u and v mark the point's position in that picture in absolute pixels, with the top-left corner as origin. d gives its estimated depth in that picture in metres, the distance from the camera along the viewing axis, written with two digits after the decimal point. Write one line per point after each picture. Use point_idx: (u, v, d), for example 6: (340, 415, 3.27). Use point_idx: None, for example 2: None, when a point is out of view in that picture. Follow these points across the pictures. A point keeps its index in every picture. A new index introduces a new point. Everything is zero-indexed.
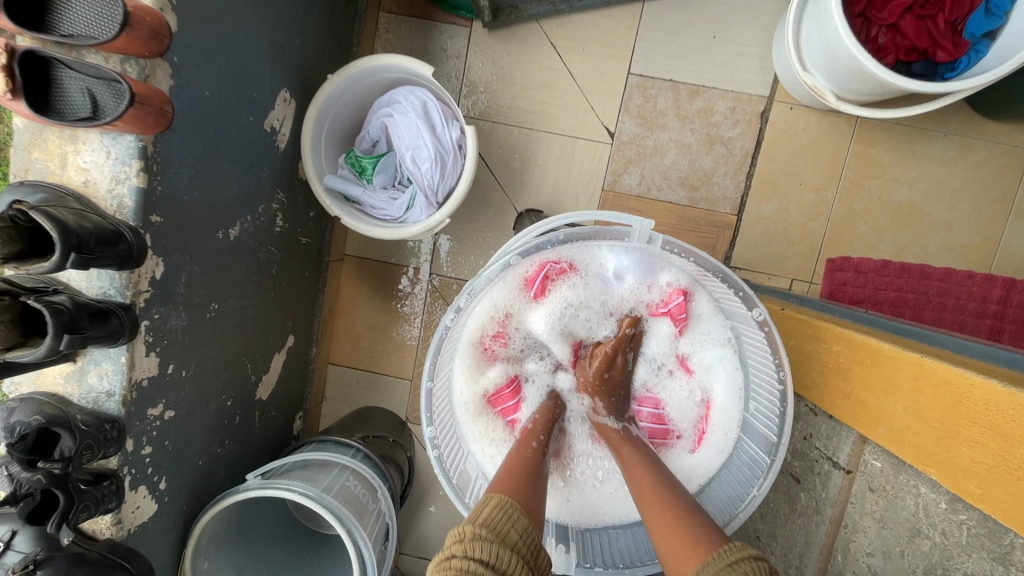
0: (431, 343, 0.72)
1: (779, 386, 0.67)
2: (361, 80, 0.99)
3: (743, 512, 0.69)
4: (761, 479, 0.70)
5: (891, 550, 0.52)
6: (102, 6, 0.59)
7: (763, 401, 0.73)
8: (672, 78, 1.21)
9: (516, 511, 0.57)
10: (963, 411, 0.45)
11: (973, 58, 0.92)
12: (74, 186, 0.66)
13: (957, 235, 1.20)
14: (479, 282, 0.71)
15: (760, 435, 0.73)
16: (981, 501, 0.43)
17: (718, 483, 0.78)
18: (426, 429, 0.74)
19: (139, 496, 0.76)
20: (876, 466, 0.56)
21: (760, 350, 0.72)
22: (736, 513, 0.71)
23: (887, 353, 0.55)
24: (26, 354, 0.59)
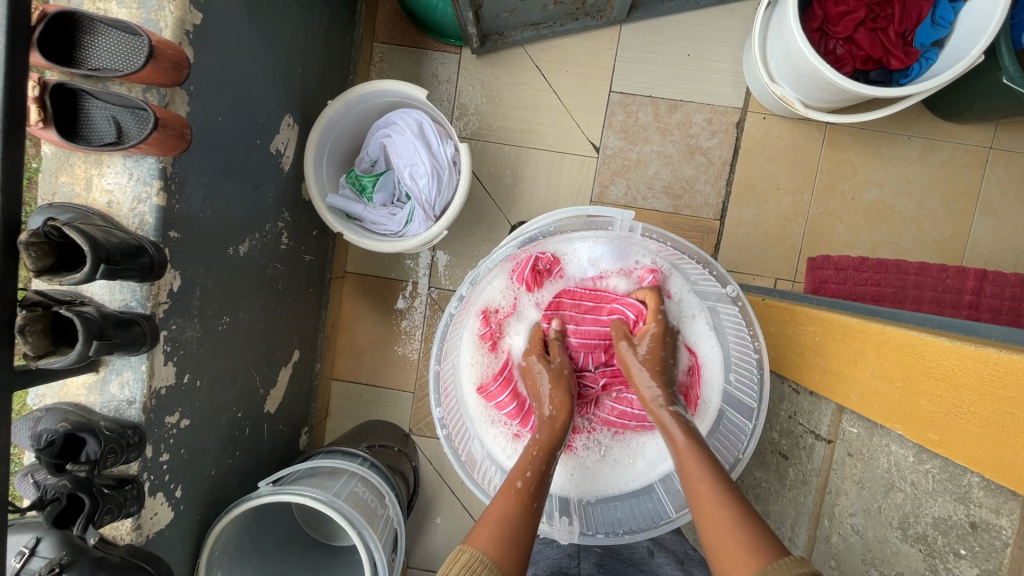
0: (438, 327, 0.78)
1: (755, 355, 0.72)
2: (359, 104, 1.06)
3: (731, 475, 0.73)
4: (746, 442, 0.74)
5: (870, 507, 0.56)
6: (128, 42, 0.66)
7: (744, 370, 0.76)
8: (651, 94, 1.29)
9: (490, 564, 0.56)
10: (920, 368, 0.50)
11: (925, 65, 1.01)
12: (98, 206, 0.71)
13: (927, 231, 1.27)
14: (481, 271, 0.77)
15: (740, 402, 0.76)
16: (939, 446, 0.47)
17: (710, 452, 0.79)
18: (435, 410, 0.79)
19: (157, 502, 0.79)
20: (852, 432, 0.60)
21: (737, 326, 0.76)
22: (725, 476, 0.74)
23: (855, 326, 0.60)
24: (57, 361, 0.63)
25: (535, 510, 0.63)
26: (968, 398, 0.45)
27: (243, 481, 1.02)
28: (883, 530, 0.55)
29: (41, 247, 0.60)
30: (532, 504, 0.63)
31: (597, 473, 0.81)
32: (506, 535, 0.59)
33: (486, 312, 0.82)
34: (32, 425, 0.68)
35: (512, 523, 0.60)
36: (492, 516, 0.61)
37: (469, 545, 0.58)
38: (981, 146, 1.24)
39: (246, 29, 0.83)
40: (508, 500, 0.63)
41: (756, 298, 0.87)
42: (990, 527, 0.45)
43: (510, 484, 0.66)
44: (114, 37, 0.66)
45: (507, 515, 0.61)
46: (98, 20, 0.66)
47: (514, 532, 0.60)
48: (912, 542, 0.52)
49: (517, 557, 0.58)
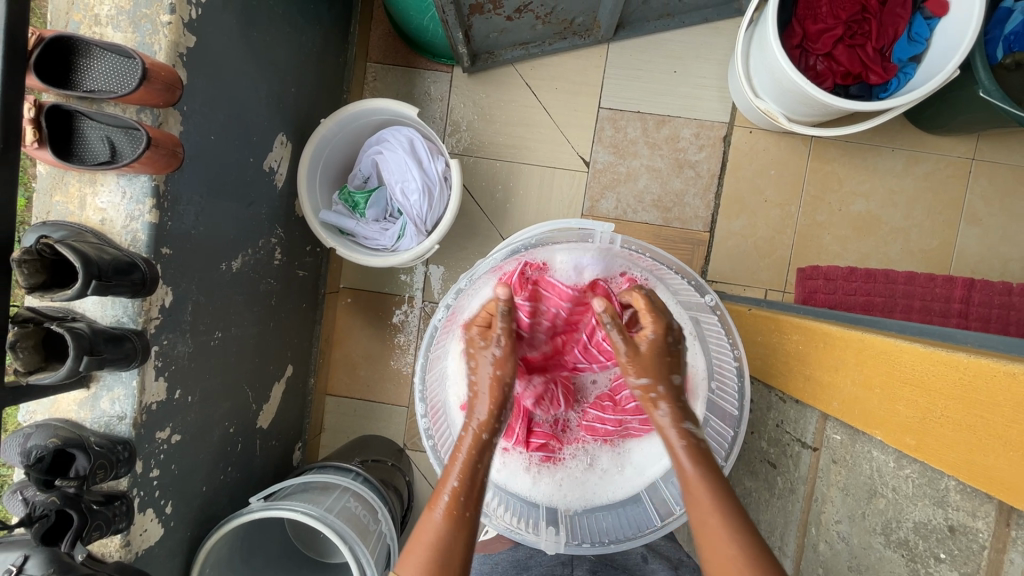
0: (423, 339, 0.77)
1: (735, 363, 0.73)
2: (351, 122, 1.08)
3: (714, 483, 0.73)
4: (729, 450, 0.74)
5: (854, 513, 0.57)
6: (122, 64, 0.67)
7: (725, 380, 0.76)
8: (639, 110, 1.31)
9: None
10: (896, 374, 0.51)
11: (903, 79, 1.03)
12: (92, 224, 0.72)
13: (914, 240, 1.29)
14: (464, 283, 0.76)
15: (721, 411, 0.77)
16: (917, 451, 0.48)
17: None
18: (420, 420, 0.78)
19: (147, 519, 0.79)
20: (836, 439, 0.61)
21: (719, 338, 0.76)
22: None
23: (835, 334, 0.61)
24: (48, 377, 0.63)
25: (469, 522, 0.60)
26: (940, 402, 0.46)
27: (235, 497, 1.02)
28: (867, 536, 0.55)
29: (33, 265, 0.62)
30: (466, 514, 0.60)
31: (583, 482, 0.80)
32: (437, 557, 0.58)
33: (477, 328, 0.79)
34: (22, 442, 0.68)
35: (443, 540, 0.58)
36: (422, 536, 0.59)
37: (398, 572, 0.58)
38: (964, 157, 1.27)
39: (239, 51, 0.85)
40: (439, 520, 0.60)
41: (742, 308, 0.88)
42: (967, 530, 0.45)
43: (439, 497, 0.62)
44: (109, 61, 0.68)
45: (439, 539, 0.58)
46: (94, 44, 0.68)
47: (448, 559, 0.58)
48: (895, 547, 0.52)
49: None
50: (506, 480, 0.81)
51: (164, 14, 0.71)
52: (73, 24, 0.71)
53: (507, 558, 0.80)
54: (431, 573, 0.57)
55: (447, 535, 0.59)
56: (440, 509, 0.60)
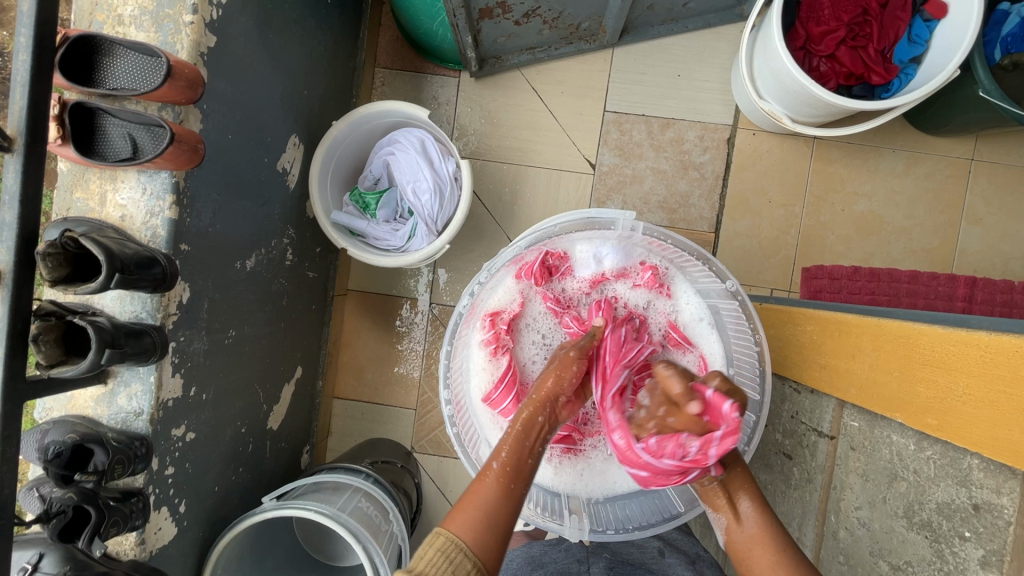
0: (448, 325, 0.79)
1: (757, 348, 0.73)
2: (363, 124, 1.10)
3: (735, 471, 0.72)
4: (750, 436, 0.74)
5: (875, 499, 0.57)
6: (146, 63, 0.69)
7: (746, 365, 0.75)
8: (644, 113, 1.33)
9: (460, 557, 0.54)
10: (915, 355, 0.52)
11: (904, 79, 1.05)
12: (112, 220, 0.73)
13: (916, 239, 1.30)
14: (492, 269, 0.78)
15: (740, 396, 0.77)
16: (938, 430, 0.49)
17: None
18: (443, 407, 0.78)
19: (161, 517, 0.78)
20: (854, 426, 0.61)
21: (735, 320, 0.76)
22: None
23: (851, 322, 0.62)
24: (69, 370, 0.64)
25: (515, 493, 0.61)
26: (963, 380, 0.47)
27: (246, 498, 1.01)
28: (889, 520, 0.56)
29: (56, 258, 0.62)
30: (512, 485, 0.62)
31: (604, 472, 0.78)
32: (486, 518, 0.58)
33: (497, 317, 0.78)
34: (39, 438, 0.68)
35: (496, 507, 0.59)
36: (472, 499, 0.60)
37: (446, 529, 0.57)
38: (963, 158, 1.29)
39: (256, 53, 0.87)
40: (491, 486, 0.61)
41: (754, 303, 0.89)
42: (992, 507, 0.46)
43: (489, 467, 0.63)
44: (133, 59, 0.69)
45: (488, 504, 0.59)
46: (117, 43, 0.69)
47: (496, 523, 0.58)
48: (918, 529, 0.52)
49: (497, 543, 0.57)
50: None
51: (186, 14, 0.72)
52: (96, 24, 0.72)
53: (522, 555, 0.81)
54: (480, 530, 0.57)
55: (496, 503, 0.60)
56: (496, 478, 0.61)
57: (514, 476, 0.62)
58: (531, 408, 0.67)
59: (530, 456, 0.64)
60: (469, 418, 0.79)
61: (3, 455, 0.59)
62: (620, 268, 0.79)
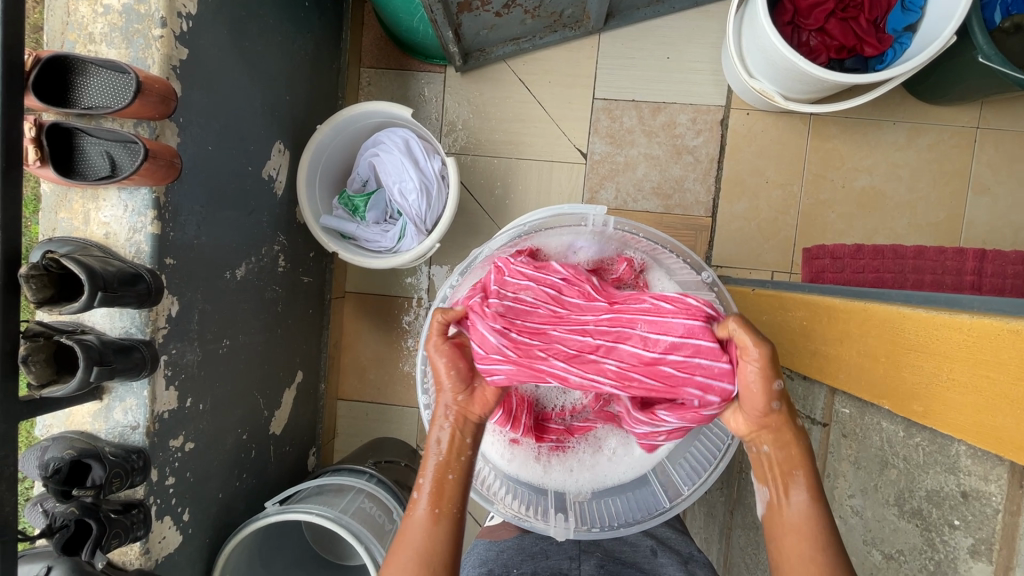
0: (423, 325, 0.77)
1: None
2: (348, 126, 1.09)
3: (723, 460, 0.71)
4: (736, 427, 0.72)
5: (867, 486, 0.56)
6: (118, 80, 0.69)
7: None
8: (634, 99, 1.31)
9: None
10: (901, 340, 0.50)
11: (899, 49, 1.02)
12: (97, 238, 0.74)
13: (920, 213, 1.27)
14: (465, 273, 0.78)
15: None
16: (924, 417, 0.47)
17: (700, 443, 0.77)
18: (424, 413, 0.76)
19: (165, 526, 0.80)
20: (845, 413, 0.60)
21: (716, 311, 0.74)
22: (717, 460, 0.72)
23: (838, 305, 0.61)
24: (60, 389, 0.65)
25: (444, 516, 0.61)
26: (947, 365, 0.45)
27: (251, 502, 1.03)
28: (881, 508, 0.54)
29: (41, 280, 0.63)
30: (436, 511, 0.62)
31: (594, 466, 0.76)
32: (419, 557, 0.59)
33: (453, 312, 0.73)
34: (39, 454, 0.70)
35: (425, 539, 0.60)
36: (407, 537, 0.61)
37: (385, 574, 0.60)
38: (968, 126, 1.25)
39: (232, 62, 0.86)
40: (423, 515, 0.61)
41: (746, 289, 0.88)
42: (980, 495, 0.45)
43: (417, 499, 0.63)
44: (104, 76, 0.69)
45: (420, 539, 0.60)
46: (89, 62, 0.69)
47: (432, 553, 0.59)
48: (909, 517, 0.51)
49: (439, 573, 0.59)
50: (517, 471, 0.77)
51: (156, 29, 0.72)
52: (69, 43, 0.73)
53: (512, 547, 0.80)
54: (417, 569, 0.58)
55: (427, 534, 0.60)
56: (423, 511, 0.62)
57: (444, 504, 0.62)
58: (444, 425, 0.65)
59: (449, 476, 0.64)
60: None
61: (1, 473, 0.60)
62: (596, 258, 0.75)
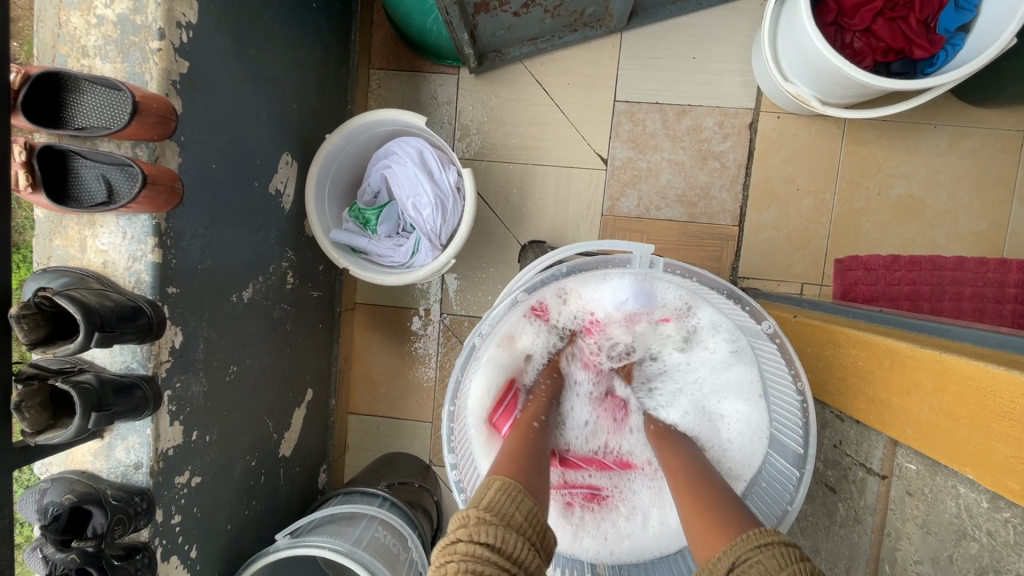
0: (449, 385, 0.70)
1: (800, 398, 0.65)
2: (358, 135, 1.03)
3: (780, 531, 0.65)
4: (792, 491, 0.67)
5: (939, 555, 0.51)
6: (113, 99, 0.64)
7: (784, 412, 0.70)
8: (658, 101, 1.24)
9: (520, 492, 0.54)
10: (990, 404, 0.45)
11: (951, 51, 0.94)
12: (94, 267, 0.69)
13: (962, 223, 1.19)
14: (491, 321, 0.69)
15: (781, 447, 0.70)
16: (1019, 496, 0.42)
17: (753, 501, 0.73)
18: (450, 473, 0.70)
19: (171, 566, 0.76)
20: (910, 469, 0.55)
21: (775, 363, 0.69)
22: (772, 529, 0.67)
23: (904, 351, 0.55)
24: (57, 436, 0.61)
25: (539, 431, 0.67)
26: None
27: (262, 530, 0.99)
28: None
29: (33, 319, 0.58)
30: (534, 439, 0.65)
31: (630, 535, 0.76)
32: (518, 455, 0.61)
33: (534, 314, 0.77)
34: (37, 498, 0.66)
35: (523, 444, 0.63)
36: (508, 447, 0.62)
37: (492, 475, 0.56)
38: (1016, 130, 1.17)
39: (236, 73, 0.81)
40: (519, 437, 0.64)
41: (786, 314, 0.82)
42: None
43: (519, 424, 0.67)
44: (99, 94, 0.64)
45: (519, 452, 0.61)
46: (82, 78, 0.64)
47: (532, 450, 0.62)
48: None
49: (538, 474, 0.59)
50: (549, 535, 0.75)
51: (153, 41, 0.67)
52: (61, 57, 0.67)
53: None
54: (520, 465, 0.58)
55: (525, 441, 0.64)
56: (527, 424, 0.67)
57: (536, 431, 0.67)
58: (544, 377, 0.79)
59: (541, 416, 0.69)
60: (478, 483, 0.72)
61: None
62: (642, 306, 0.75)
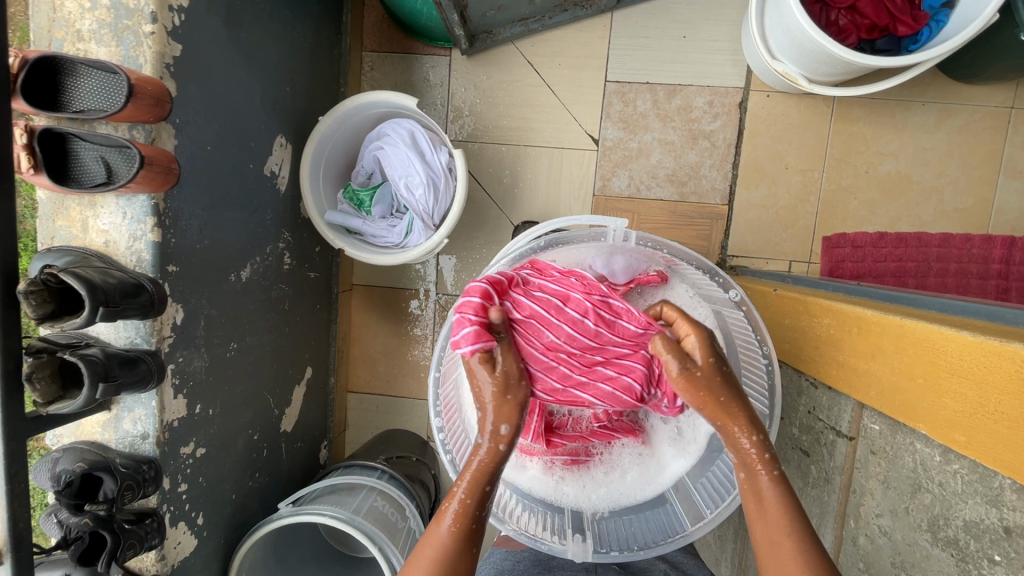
0: (434, 352, 0.74)
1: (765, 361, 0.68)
2: (351, 118, 1.05)
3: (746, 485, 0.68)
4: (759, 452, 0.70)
5: (897, 508, 0.54)
6: (108, 81, 0.66)
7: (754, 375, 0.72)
8: (648, 81, 1.25)
9: None
10: (942, 364, 0.48)
11: (935, 28, 0.95)
12: (96, 246, 0.72)
13: (948, 199, 1.21)
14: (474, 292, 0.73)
15: None
16: (966, 447, 0.46)
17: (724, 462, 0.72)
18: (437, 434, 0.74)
19: (180, 531, 0.81)
20: (874, 429, 0.58)
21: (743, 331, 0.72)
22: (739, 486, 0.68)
23: (870, 318, 0.58)
24: (67, 406, 0.64)
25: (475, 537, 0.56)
26: (995, 396, 0.43)
27: (265, 501, 1.03)
28: (912, 532, 0.53)
29: (40, 295, 0.62)
30: (472, 527, 0.57)
31: (608, 483, 0.76)
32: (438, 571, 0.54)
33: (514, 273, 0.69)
34: (51, 467, 0.70)
35: (448, 560, 0.54)
36: (428, 546, 0.56)
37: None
38: (1002, 107, 1.18)
39: (228, 56, 0.82)
40: (447, 533, 0.56)
41: (767, 288, 0.84)
42: None
43: (446, 508, 0.57)
44: (96, 77, 0.66)
45: (445, 553, 0.55)
46: (78, 62, 0.66)
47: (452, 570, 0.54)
48: (942, 545, 0.49)
49: None
50: (529, 485, 0.77)
51: (146, 24, 0.68)
52: (56, 41, 0.69)
53: (529, 556, 0.82)
54: None
55: (450, 554, 0.55)
56: (449, 523, 0.56)
57: (474, 517, 0.57)
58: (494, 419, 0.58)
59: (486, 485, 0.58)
60: (465, 444, 0.75)
61: (14, 491, 0.60)
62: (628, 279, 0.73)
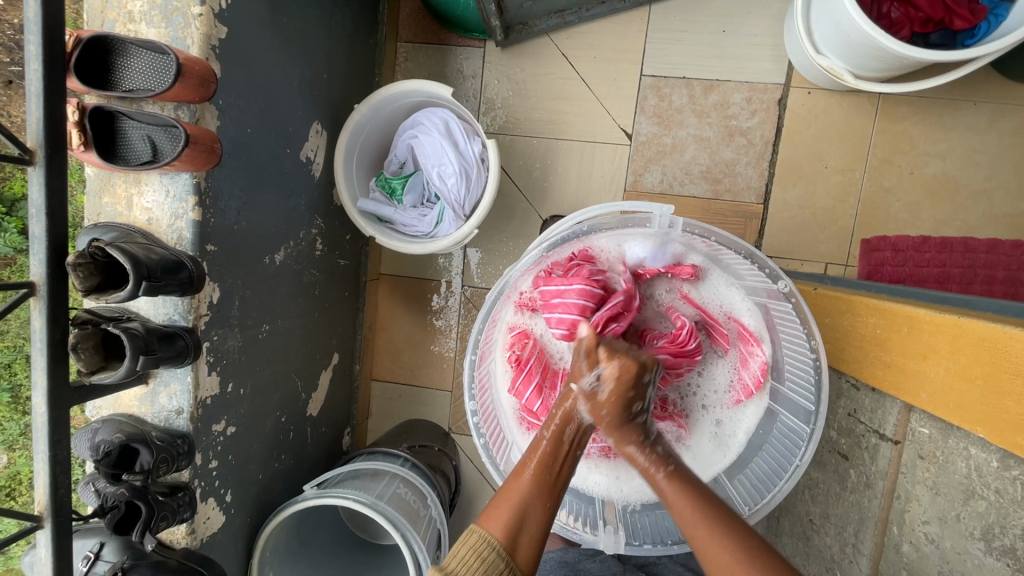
0: (471, 335, 0.73)
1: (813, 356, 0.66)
2: (386, 106, 1.06)
3: (788, 482, 0.66)
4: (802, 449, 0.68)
5: (947, 515, 0.52)
6: (157, 61, 0.67)
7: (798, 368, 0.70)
8: (684, 76, 1.22)
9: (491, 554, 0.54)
10: (1006, 365, 0.46)
11: (993, 22, 0.91)
12: (140, 223, 0.73)
13: (998, 204, 1.16)
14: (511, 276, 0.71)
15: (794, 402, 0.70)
16: None
17: (763, 456, 0.72)
18: (471, 418, 0.74)
19: (209, 507, 0.82)
20: (923, 433, 0.56)
21: (788, 326, 0.70)
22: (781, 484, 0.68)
23: (923, 317, 0.55)
24: (108, 376, 0.66)
25: (550, 505, 0.59)
26: None
27: (290, 483, 1.05)
28: (962, 540, 0.51)
29: (87, 267, 0.63)
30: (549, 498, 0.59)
31: None
32: (513, 520, 0.57)
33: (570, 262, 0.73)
34: (91, 437, 0.72)
35: (527, 508, 0.58)
36: (510, 496, 0.59)
37: (481, 525, 0.57)
38: None
39: (270, 41, 0.83)
40: (530, 482, 0.59)
41: (807, 287, 0.82)
42: None
43: (528, 463, 0.61)
44: (145, 57, 0.68)
45: (525, 499, 0.58)
46: (130, 42, 0.67)
47: (525, 532, 0.57)
48: (997, 555, 0.47)
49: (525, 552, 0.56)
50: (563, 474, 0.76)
51: (194, 6, 0.70)
52: (108, 22, 0.71)
53: (556, 559, 0.82)
54: (509, 532, 0.56)
55: (531, 505, 0.58)
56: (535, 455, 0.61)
57: (550, 491, 0.59)
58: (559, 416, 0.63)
59: (559, 465, 0.61)
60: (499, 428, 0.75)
61: (55, 457, 0.62)
62: (662, 268, 0.73)
